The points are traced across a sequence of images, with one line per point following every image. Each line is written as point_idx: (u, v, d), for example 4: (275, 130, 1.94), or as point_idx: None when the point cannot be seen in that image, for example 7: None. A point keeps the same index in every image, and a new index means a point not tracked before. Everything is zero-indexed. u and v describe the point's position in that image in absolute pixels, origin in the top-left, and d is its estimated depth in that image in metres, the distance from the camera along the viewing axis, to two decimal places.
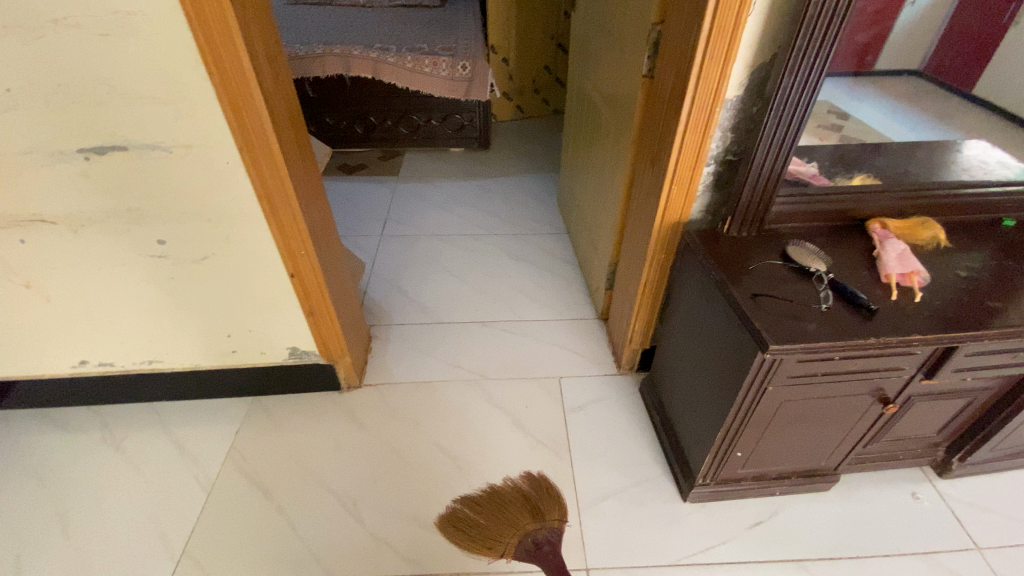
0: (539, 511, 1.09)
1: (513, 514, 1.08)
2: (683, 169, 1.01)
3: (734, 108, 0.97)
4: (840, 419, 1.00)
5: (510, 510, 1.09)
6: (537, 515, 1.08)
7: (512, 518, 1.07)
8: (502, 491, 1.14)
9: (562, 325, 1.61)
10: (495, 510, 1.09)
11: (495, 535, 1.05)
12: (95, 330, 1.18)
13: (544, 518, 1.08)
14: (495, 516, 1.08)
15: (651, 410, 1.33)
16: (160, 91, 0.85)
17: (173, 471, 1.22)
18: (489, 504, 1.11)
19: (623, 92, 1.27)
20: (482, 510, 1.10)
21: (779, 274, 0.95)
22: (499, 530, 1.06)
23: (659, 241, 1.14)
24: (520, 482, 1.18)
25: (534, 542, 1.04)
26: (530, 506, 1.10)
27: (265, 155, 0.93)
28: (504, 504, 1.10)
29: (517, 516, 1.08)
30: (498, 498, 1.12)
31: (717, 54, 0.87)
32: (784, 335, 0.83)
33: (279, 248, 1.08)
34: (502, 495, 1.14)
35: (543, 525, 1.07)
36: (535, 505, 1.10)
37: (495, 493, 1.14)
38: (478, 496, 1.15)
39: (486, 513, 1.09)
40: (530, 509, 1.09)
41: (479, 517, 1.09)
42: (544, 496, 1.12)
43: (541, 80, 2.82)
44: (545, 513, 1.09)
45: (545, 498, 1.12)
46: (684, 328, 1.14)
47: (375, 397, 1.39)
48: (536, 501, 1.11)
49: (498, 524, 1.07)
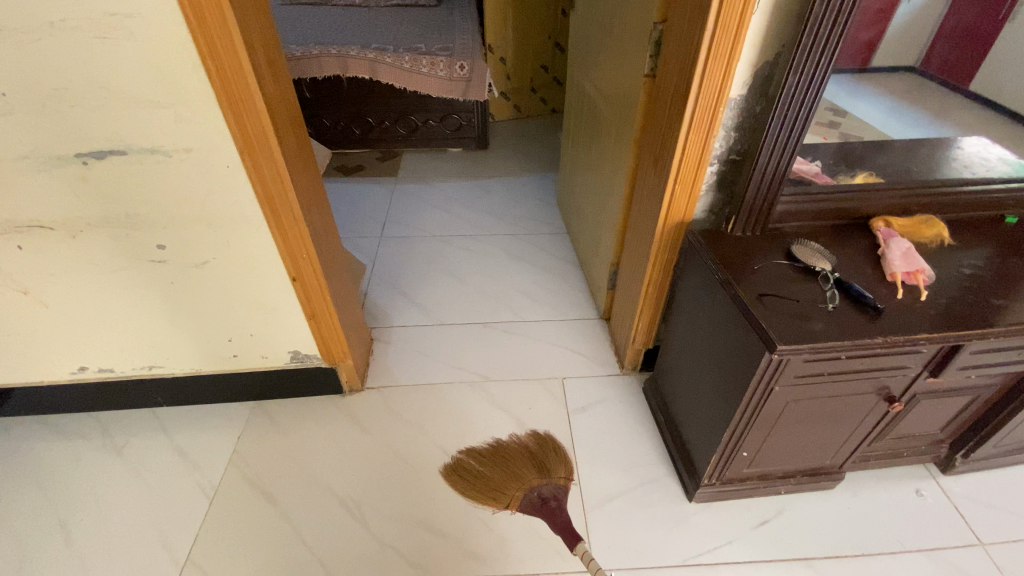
0: (545, 468, 1.17)
1: (519, 467, 1.16)
2: (686, 169, 1.01)
3: (737, 108, 0.96)
4: (845, 418, 1.00)
5: (516, 463, 1.17)
6: (544, 471, 1.16)
7: (517, 470, 1.15)
8: (508, 447, 1.22)
9: (564, 326, 1.61)
10: (501, 463, 1.18)
11: (501, 489, 1.13)
12: (94, 336, 1.17)
13: (550, 474, 1.16)
14: (501, 469, 1.17)
15: (655, 410, 1.33)
16: (159, 95, 0.84)
17: (175, 477, 1.21)
18: (495, 457, 1.20)
19: (624, 91, 1.26)
20: (489, 463, 1.19)
21: (784, 274, 0.95)
22: (506, 483, 1.14)
23: (662, 241, 1.13)
24: (529, 438, 1.26)
25: (539, 496, 1.11)
26: (535, 462, 1.17)
27: (265, 159, 0.92)
28: (511, 458, 1.19)
29: (522, 469, 1.15)
30: (505, 453, 1.20)
31: (721, 52, 0.87)
32: (791, 336, 0.82)
33: (280, 252, 1.07)
34: (508, 450, 1.22)
35: (549, 481, 1.14)
36: (540, 461, 1.17)
37: (501, 448, 1.23)
38: (484, 449, 1.24)
39: (493, 466, 1.18)
40: (536, 464, 1.17)
41: (485, 469, 1.18)
42: (551, 455, 1.20)
43: (539, 79, 2.81)
44: (551, 471, 1.16)
45: (551, 457, 1.20)
46: (689, 328, 1.13)
47: (377, 400, 1.38)
48: (542, 459, 1.18)
49: (504, 477, 1.15)
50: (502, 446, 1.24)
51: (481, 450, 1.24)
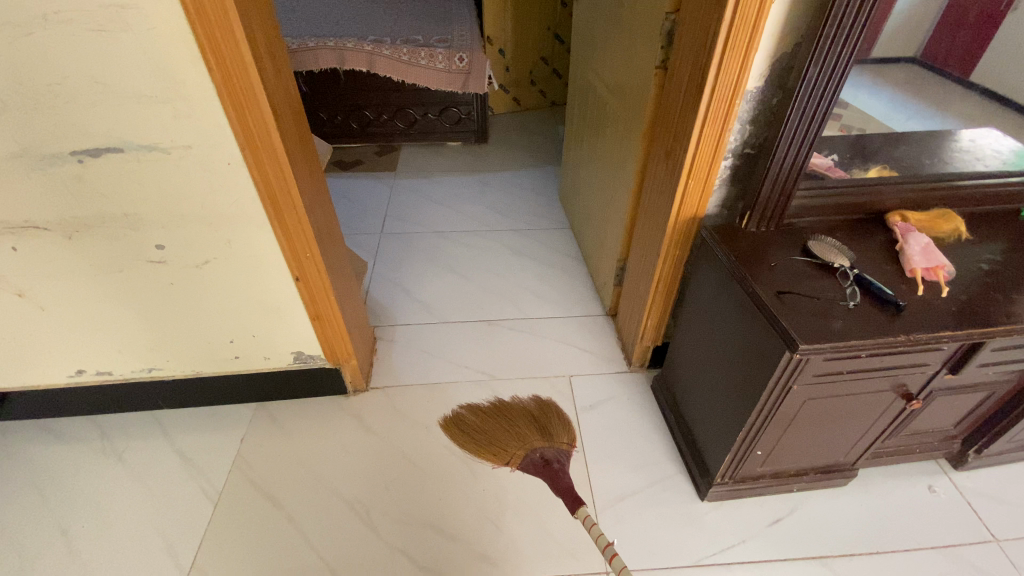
0: (548, 431, 1.19)
1: (521, 428, 1.18)
2: (700, 162, 0.98)
3: (753, 100, 0.94)
4: (861, 416, 0.99)
5: (519, 423, 1.20)
6: (547, 435, 1.18)
7: (519, 430, 1.18)
8: (512, 408, 1.25)
9: (570, 323, 1.59)
10: (503, 422, 1.21)
11: (503, 447, 1.17)
12: (91, 338, 1.14)
13: (552, 438, 1.18)
14: (503, 427, 1.20)
15: (664, 408, 1.31)
16: (157, 90, 0.80)
17: (178, 482, 1.19)
18: (498, 416, 1.23)
19: (633, 83, 1.23)
20: (490, 421, 1.23)
21: (801, 270, 0.93)
22: (507, 442, 1.17)
23: (674, 237, 1.11)
24: (532, 401, 1.28)
25: (541, 457, 1.14)
26: (538, 424, 1.20)
27: (269, 155, 0.89)
28: (513, 418, 1.21)
29: (525, 430, 1.18)
30: (507, 413, 1.23)
31: (739, 43, 0.84)
32: (811, 334, 0.80)
33: (283, 251, 1.04)
34: (510, 410, 1.25)
35: (550, 444, 1.16)
36: (543, 425, 1.19)
37: (503, 408, 1.26)
38: (485, 406, 1.28)
39: (495, 425, 1.21)
40: (539, 427, 1.19)
41: (487, 426, 1.22)
42: (554, 420, 1.22)
43: (538, 71, 2.78)
44: (554, 435, 1.18)
45: (554, 421, 1.21)
46: (701, 324, 1.11)
47: (383, 401, 1.36)
48: (545, 422, 1.20)
49: (506, 436, 1.18)
50: (504, 406, 1.27)
51: (483, 407, 1.29)
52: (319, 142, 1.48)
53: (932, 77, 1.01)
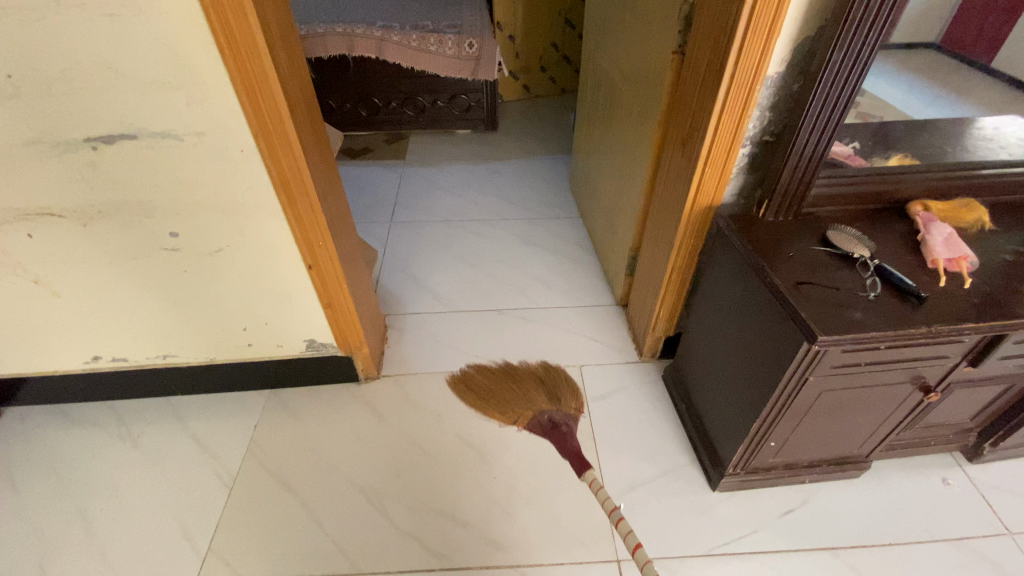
0: (556, 396, 1.25)
1: (530, 391, 1.26)
2: (718, 150, 0.97)
3: (774, 85, 0.91)
4: (878, 408, 0.98)
5: (528, 387, 1.27)
6: (555, 399, 1.24)
7: (528, 393, 1.26)
8: (521, 372, 1.33)
9: (580, 313, 1.58)
10: (513, 385, 1.29)
11: (510, 407, 1.25)
12: (106, 325, 1.15)
13: (560, 402, 1.24)
14: (512, 389, 1.28)
15: (676, 398, 1.31)
16: (170, 76, 0.80)
17: (192, 467, 1.20)
18: (507, 379, 1.32)
19: (648, 69, 1.21)
20: (500, 383, 1.32)
21: (820, 260, 0.91)
22: (516, 402, 1.25)
23: (689, 227, 1.10)
24: (541, 368, 1.36)
25: (548, 419, 1.20)
26: (547, 390, 1.27)
27: (281, 142, 0.88)
28: (522, 382, 1.29)
29: (533, 394, 1.25)
30: (517, 377, 1.32)
31: (761, 26, 0.82)
32: (831, 325, 0.79)
33: (296, 239, 1.03)
34: (520, 374, 1.33)
35: (559, 408, 1.23)
36: (551, 390, 1.26)
37: (512, 371, 1.34)
38: (495, 369, 1.38)
39: (504, 387, 1.29)
40: (547, 392, 1.26)
41: (495, 386, 1.31)
42: (562, 386, 1.29)
43: (549, 57, 2.74)
44: (562, 399, 1.24)
45: (563, 387, 1.28)
46: (715, 314, 1.10)
47: (394, 388, 1.36)
48: (554, 388, 1.27)
49: (515, 398, 1.26)
50: (515, 370, 1.36)
51: (491, 368, 1.39)
52: (330, 129, 1.47)
53: (958, 64, 0.99)
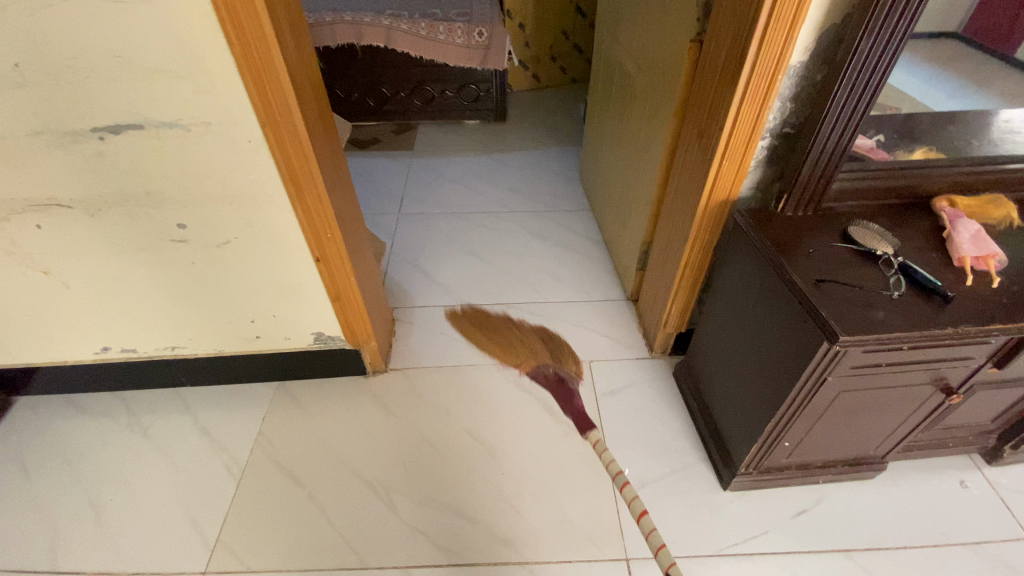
0: (559, 355, 1.38)
1: (536, 349, 1.38)
2: (736, 142, 0.94)
3: (797, 76, 0.88)
4: (897, 408, 0.95)
5: (532, 344, 1.40)
6: (558, 357, 1.37)
7: (533, 350, 1.38)
8: (523, 329, 1.47)
9: (590, 307, 1.56)
10: (515, 335, 1.44)
11: (512, 351, 1.39)
12: (115, 316, 1.15)
13: (563, 360, 1.37)
14: (515, 339, 1.42)
15: (687, 395, 1.29)
16: (177, 65, 0.78)
17: (201, 458, 1.20)
18: (509, 328, 1.47)
19: (664, 58, 1.17)
20: (503, 330, 1.47)
21: (841, 257, 0.89)
22: (518, 349, 1.39)
23: (704, 221, 1.07)
24: (540, 331, 1.46)
25: (553, 373, 1.34)
26: (551, 349, 1.39)
27: (289, 132, 0.87)
28: (524, 336, 1.43)
29: (538, 351, 1.38)
30: (519, 330, 1.46)
31: (785, 14, 0.78)
32: (853, 325, 0.77)
33: (304, 231, 1.02)
34: (523, 331, 1.46)
35: (562, 365, 1.36)
36: (555, 349, 1.38)
37: (516, 326, 1.48)
38: (495, 317, 1.52)
39: (508, 336, 1.44)
40: (550, 351, 1.38)
41: (498, 332, 1.46)
42: (563, 347, 1.40)
43: (559, 46, 2.70)
44: (564, 358, 1.37)
45: (563, 349, 1.40)
46: (730, 311, 1.08)
47: (402, 382, 1.36)
48: (555, 348, 1.39)
49: (517, 345, 1.40)
50: (517, 327, 1.48)
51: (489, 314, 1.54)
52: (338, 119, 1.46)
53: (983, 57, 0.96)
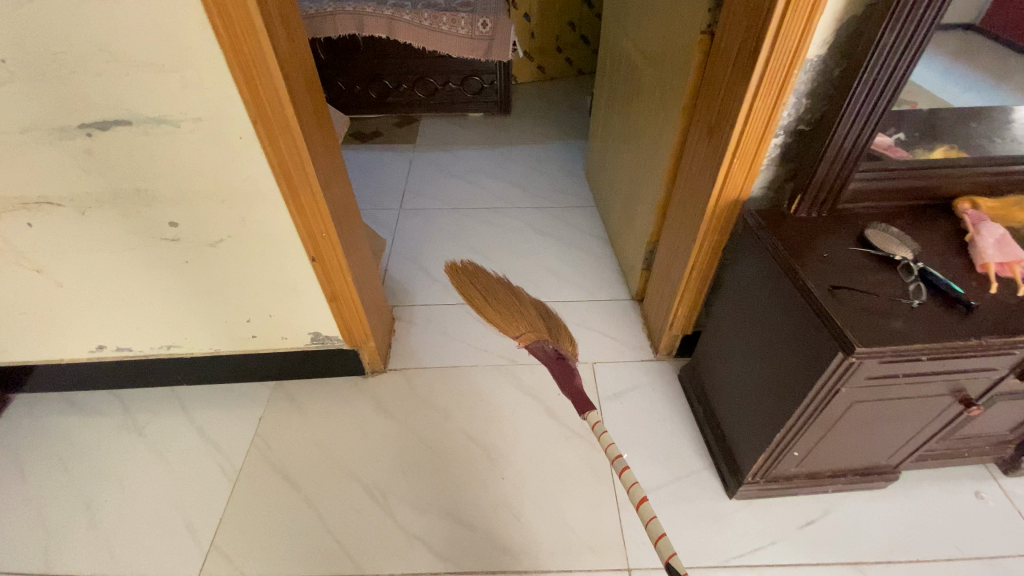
0: (557, 330, 1.25)
1: (534, 319, 1.25)
2: (748, 140, 0.89)
3: (813, 71, 0.84)
4: (912, 419, 0.92)
5: (531, 313, 1.28)
6: (556, 331, 1.25)
7: (532, 321, 1.25)
8: (523, 296, 1.35)
9: (594, 307, 1.53)
10: (515, 302, 1.31)
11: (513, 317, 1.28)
12: (109, 315, 1.13)
13: (560, 334, 1.25)
14: (515, 304, 1.30)
15: (693, 399, 1.25)
16: (164, 59, 0.75)
17: (197, 460, 1.19)
18: (509, 295, 1.33)
19: (673, 50, 1.13)
20: (503, 294, 1.34)
21: (857, 262, 0.84)
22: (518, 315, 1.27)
23: (714, 222, 1.03)
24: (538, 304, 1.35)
25: (552, 348, 1.20)
26: (549, 323, 1.26)
27: (281, 130, 0.83)
28: (522, 304, 1.30)
29: (536, 322, 1.25)
30: (520, 298, 1.33)
31: (803, 4, 0.74)
32: (870, 336, 0.73)
33: (298, 231, 0.99)
34: (522, 299, 1.34)
35: (560, 340, 1.24)
36: (554, 323, 1.26)
37: (517, 294, 1.34)
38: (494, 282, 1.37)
39: (510, 301, 1.32)
40: (548, 324, 1.26)
41: (500, 293, 1.35)
42: (560, 323, 1.29)
43: (565, 37, 2.65)
44: (562, 333, 1.25)
45: (559, 324, 1.29)
46: (739, 315, 1.04)
47: (402, 383, 1.33)
48: (553, 323, 1.27)
49: (517, 312, 1.28)
50: (518, 295, 1.35)
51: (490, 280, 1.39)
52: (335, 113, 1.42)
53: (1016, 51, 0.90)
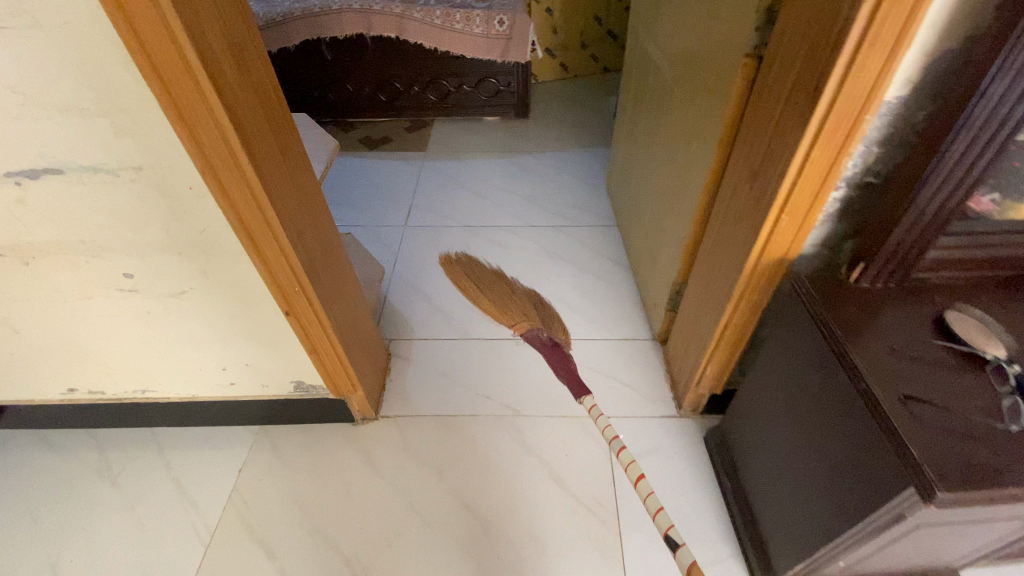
0: (551, 318, 1.15)
1: (527, 307, 1.16)
2: (800, 196, 0.73)
3: (888, 117, 0.66)
4: (989, 535, 0.75)
5: (520, 300, 1.18)
6: (549, 318, 1.16)
7: (524, 307, 1.16)
8: (511, 283, 1.24)
9: (610, 348, 1.37)
10: (506, 291, 1.20)
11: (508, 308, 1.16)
12: (74, 360, 1.04)
13: (553, 322, 1.15)
14: (504, 294, 1.19)
15: (720, 470, 1.10)
16: (89, 103, 0.63)
17: (170, 516, 1.10)
18: (499, 290, 1.20)
19: (710, 70, 0.96)
20: (494, 286, 1.22)
21: (934, 359, 0.68)
22: (511, 304, 1.17)
23: (753, 282, 0.87)
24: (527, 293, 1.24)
25: (548, 337, 1.11)
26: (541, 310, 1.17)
27: (237, 183, 0.71)
28: (513, 292, 1.19)
29: (529, 309, 1.15)
30: (508, 286, 1.21)
31: (884, 36, 0.57)
32: (954, 473, 0.57)
33: (269, 286, 0.87)
34: (512, 285, 1.23)
35: (554, 327, 1.14)
36: (545, 311, 1.17)
37: (506, 283, 1.22)
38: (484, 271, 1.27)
39: (498, 292, 1.19)
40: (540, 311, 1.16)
41: (489, 285, 1.22)
42: (551, 313, 1.18)
43: (590, 32, 2.46)
44: (555, 321, 1.16)
45: (550, 314, 1.18)
46: (779, 394, 0.89)
47: (393, 433, 1.21)
48: (545, 312, 1.16)
49: (510, 302, 1.17)
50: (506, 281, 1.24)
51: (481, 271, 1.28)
52: (317, 130, 1.25)
53: None
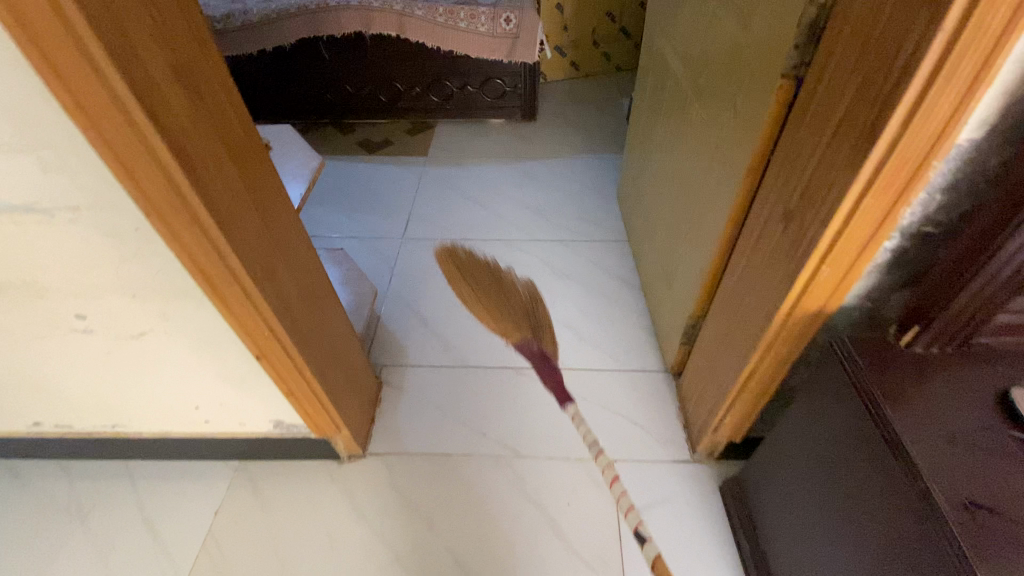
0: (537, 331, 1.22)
1: (515, 320, 1.23)
2: (845, 247, 0.62)
3: (958, 162, 0.55)
4: None
5: (512, 319, 1.23)
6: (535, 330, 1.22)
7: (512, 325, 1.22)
8: (510, 294, 1.29)
9: (617, 381, 1.27)
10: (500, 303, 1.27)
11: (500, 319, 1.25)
12: (35, 395, 0.96)
13: (539, 334, 1.23)
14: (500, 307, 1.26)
15: (737, 528, 1.00)
16: (7, 138, 0.53)
17: (139, 562, 1.02)
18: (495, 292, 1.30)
19: (737, 86, 0.84)
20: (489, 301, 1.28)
21: (1005, 448, 0.58)
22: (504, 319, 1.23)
23: (784, 335, 0.76)
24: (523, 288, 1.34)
25: (538, 348, 1.21)
26: (530, 322, 1.23)
27: (190, 227, 0.62)
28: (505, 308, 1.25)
29: (517, 323, 1.23)
30: (504, 298, 1.28)
31: (959, 71, 0.47)
32: None
33: (236, 331, 0.78)
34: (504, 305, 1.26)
35: (540, 337, 1.22)
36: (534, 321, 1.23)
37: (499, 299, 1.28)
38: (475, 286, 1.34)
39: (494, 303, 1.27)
40: (529, 324, 1.23)
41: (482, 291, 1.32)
42: (541, 324, 1.24)
43: (602, 29, 2.32)
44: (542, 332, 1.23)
45: (540, 324, 1.25)
46: (808, 462, 0.78)
47: (381, 474, 1.12)
48: (533, 322, 1.23)
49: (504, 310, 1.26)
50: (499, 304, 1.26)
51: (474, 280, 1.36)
52: (304, 145, 1.15)
53: None
